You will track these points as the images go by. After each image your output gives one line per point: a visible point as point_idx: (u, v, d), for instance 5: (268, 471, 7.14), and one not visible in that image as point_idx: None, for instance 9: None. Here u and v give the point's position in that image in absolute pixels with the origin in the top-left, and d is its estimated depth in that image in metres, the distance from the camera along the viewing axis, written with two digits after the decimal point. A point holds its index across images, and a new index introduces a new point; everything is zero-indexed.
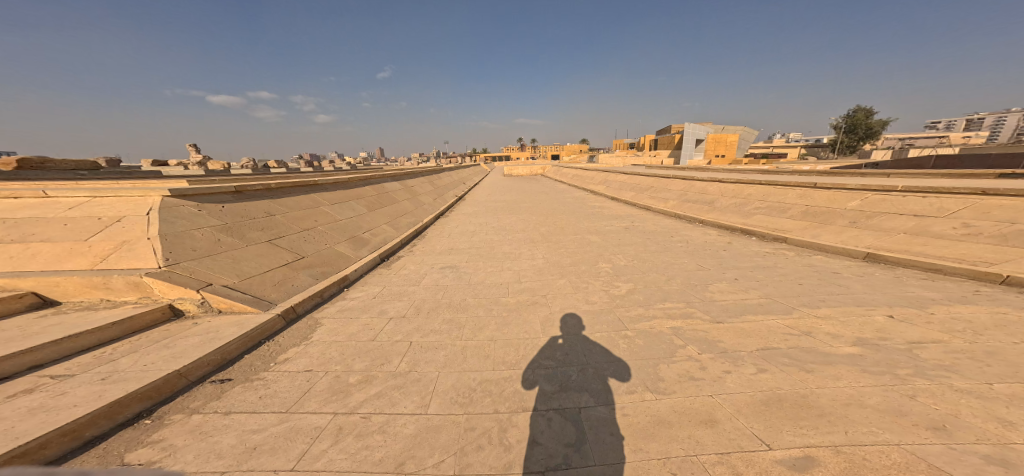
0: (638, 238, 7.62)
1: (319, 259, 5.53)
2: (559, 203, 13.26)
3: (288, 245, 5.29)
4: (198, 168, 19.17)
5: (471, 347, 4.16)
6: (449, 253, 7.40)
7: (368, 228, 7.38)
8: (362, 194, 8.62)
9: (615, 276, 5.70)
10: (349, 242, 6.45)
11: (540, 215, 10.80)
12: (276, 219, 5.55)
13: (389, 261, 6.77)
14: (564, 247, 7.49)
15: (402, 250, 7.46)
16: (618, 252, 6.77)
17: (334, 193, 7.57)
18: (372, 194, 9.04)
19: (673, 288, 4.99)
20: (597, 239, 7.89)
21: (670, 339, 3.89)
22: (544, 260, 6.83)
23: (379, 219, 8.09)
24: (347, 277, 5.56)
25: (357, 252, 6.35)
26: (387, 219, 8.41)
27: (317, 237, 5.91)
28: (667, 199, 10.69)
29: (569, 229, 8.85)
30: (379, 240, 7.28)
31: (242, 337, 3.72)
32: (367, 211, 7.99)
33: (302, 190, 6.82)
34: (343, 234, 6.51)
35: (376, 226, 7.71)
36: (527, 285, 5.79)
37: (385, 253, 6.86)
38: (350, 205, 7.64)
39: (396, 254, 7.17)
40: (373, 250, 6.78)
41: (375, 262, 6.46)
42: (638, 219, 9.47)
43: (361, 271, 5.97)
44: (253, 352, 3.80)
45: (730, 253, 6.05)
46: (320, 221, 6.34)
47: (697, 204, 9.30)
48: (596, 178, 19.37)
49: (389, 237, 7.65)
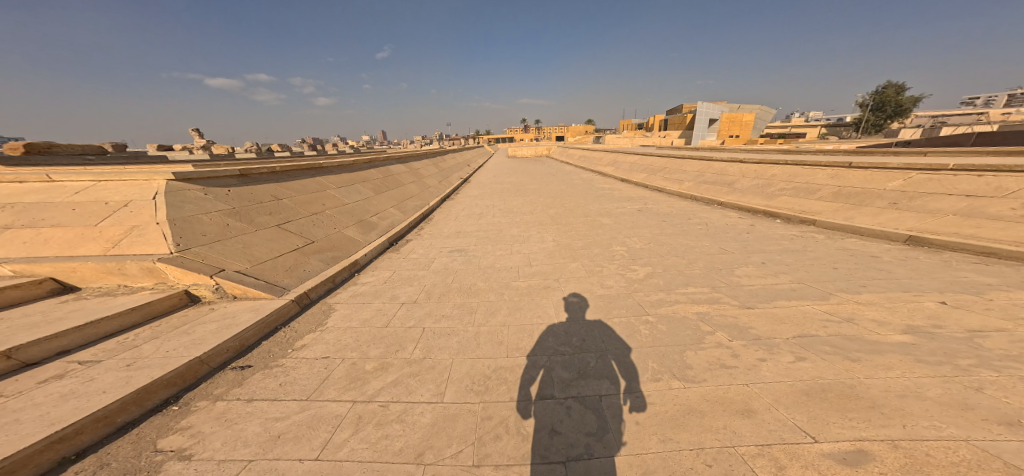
0: (653, 220, 7.36)
1: (330, 243, 5.42)
2: (567, 184, 12.90)
3: (297, 229, 5.17)
4: (203, 153, 19.04)
5: (484, 333, 4.08)
6: (458, 237, 7.23)
7: (376, 212, 7.23)
8: (367, 177, 8.41)
9: (631, 259, 5.51)
10: (357, 226, 6.32)
11: (550, 197, 10.49)
12: (283, 203, 5.40)
13: (398, 245, 6.66)
14: (577, 229, 7.26)
15: (410, 233, 7.32)
16: (634, 235, 6.54)
17: (340, 177, 7.38)
18: (377, 177, 8.83)
19: (693, 272, 4.80)
20: (610, 221, 7.62)
21: (694, 325, 3.74)
22: (555, 242, 6.64)
23: (386, 202, 7.92)
24: (358, 262, 5.47)
25: (365, 236, 6.23)
26: (394, 202, 8.24)
27: (326, 221, 5.77)
28: (682, 180, 10.28)
29: (581, 212, 8.57)
30: (387, 224, 7.14)
31: (259, 323, 3.66)
32: (373, 194, 7.80)
33: (308, 174, 6.64)
34: (351, 218, 6.38)
35: (384, 209, 7.55)
36: (539, 268, 5.64)
37: (393, 237, 6.73)
38: (356, 189, 7.46)
39: (405, 238, 7.04)
40: (382, 234, 6.66)
41: (385, 246, 6.36)
42: (652, 201, 9.13)
43: (371, 255, 5.87)
44: (270, 338, 3.75)
45: (753, 235, 5.80)
46: (328, 204, 6.19)
47: (714, 185, 8.94)
48: (605, 158, 18.77)
49: (397, 220, 7.51)
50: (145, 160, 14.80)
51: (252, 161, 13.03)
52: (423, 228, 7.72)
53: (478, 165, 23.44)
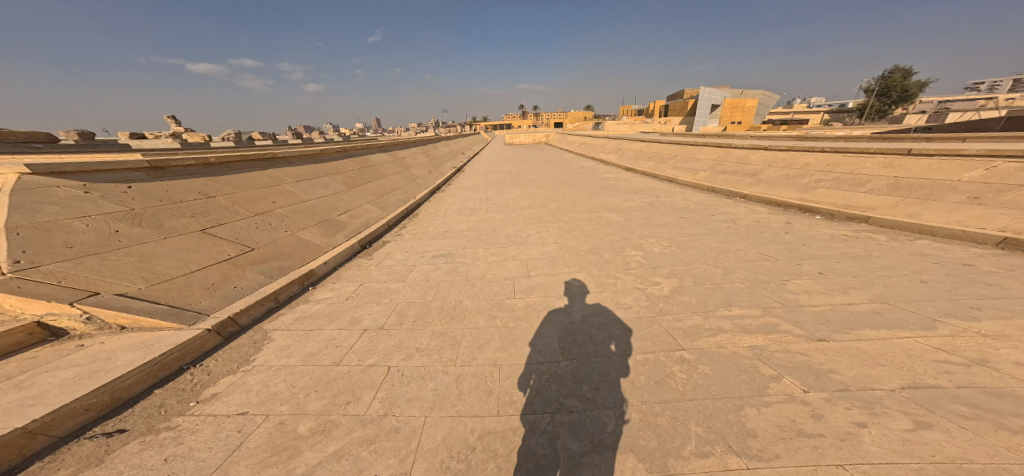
0: (671, 216, 6.32)
1: (276, 250, 4.36)
2: (568, 174, 11.76)
3: (230, 233, 4.10)
4: (173, 141, 17.57)
5: (468, 376, 3.09)
6: (443, 238, 6.15)
7: (347, 207, 6.14)
8: (341, 167, 7.28)
9: (651, 268, 4.49)
10: (320, 227, 5.25)
11: (550, 189, 9.39)
12: (214, 201, 4.29)
13: (371, 248, 5.59)
14: (582, 228, 6.21)
15: (388, 234, 6.25)
16: (650, 236, 5.50)
17: (302, 169, 6.24)
18: (354, 167, 7.67)
19: (734, 287, 3.80)
20: (620, 218, 6.57)
21: (748, 367, 2.75)
22: (556, 245, 5.63)
23: (361, 195, 6.80)
24: (313, 272, 4.42)
25: (328, 238, 5.16)
26: (373, 195, 7.13)
27: (275, 222, 4.70)
28: (696, 168, 9.18)
29: (585, 207, 7.49)
30: (360, 221, 6.05)
31: (146, 366, 2.64)
32: (345, 188, 6.66)
33: (257, 166, 5.51)
34: (311, 216, 5.30)
35: (357, 204, 6.44)
36: (538, 280, 4.63)
37: (365, 238, 5.65)
38: (323, 181, 6.34)
39: (380, 240, 5.96)
40: (352, 235, 5.59)
41: (354, 250, 5.31)
42: (665, 193, 8.05)
43: (335, 263, 4.83)
44: (165, 386, 2.77)
45: (796, 235, 4.79)
46: (280, 201, 5.09)
47: (734, 175, 7.88)
48: (607, 146, 17.54)
49: (373, 217, 6.41)
50: (105, 148, 13.41)
51: (223, 152, 11.78)
52: (404, 227, 6.63)
53: (472, 153, 22.05)
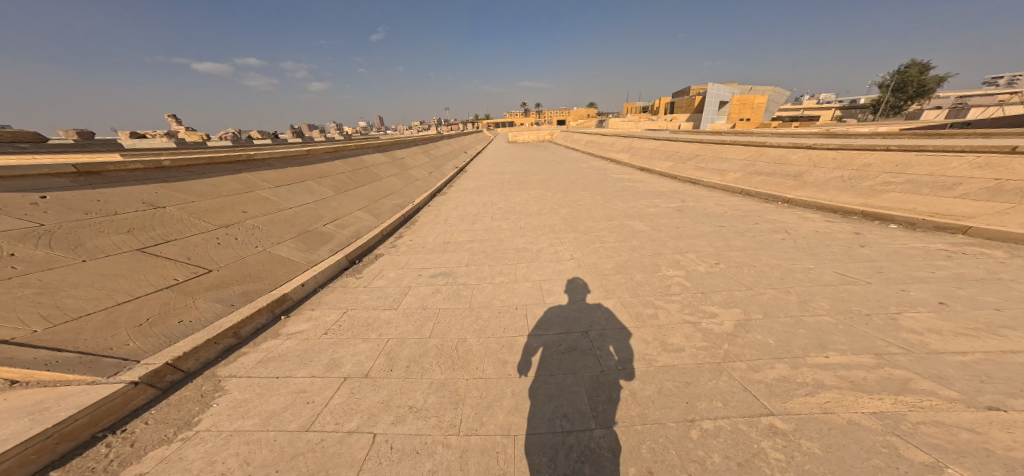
0: (707, 225, 5.43)
1: (242, 270, 3.61)
2: (578, 175, 10.91)
3: (181, 251, 3.36)
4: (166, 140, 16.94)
5: (480, 451, 2.30)
6: (445, 251, 5.39)
7: (335, 215, 5.40)
8: (331, 169, 6.52)
9: (701, 296, 3.69)
10: (300, 239, 4.50)
11: (559, 192, 8.55)
12: (162, 212, 3.55)
13: (361, 264, 4.84)
14: (603, 240, 5.39)
15: (382, 246, 5.49)
16: (687, 251, 4.66)
17: (283, 172, 5.48)
18: (346, 169, 6.90)
19: (821, 324, 2.98)
20: (646, 226, 5.72)
21: (881, 447, 1.94)
22: (575, 261, 4.85)
23: (353, 201, 6.06)
24: (287, 297, 3.66)
25: (310, 253, 4.41)
26: (366, 200, 6.38)
27: (243, 236, 3.96)
28: (722, 168, 8.25)
29: (602, 213, 6.64)
30: (350, 232, 5.30)
31: (36, 441, 1.87)
32: (334, 193, 5.90)
33: (228, 169, 4.75)
34: (290, 226, 4.55)
35: (347, 212, 5.69)
36: (559, 309, 3.84)
37: (355, 252, 4.90)
38: (308, 186, 5.59)
39: (372, 253, 5.20)
40: (339, 247, 4.84)
41: (340, 267, 4.56)
42: (692, 197, 7.13)
43: (315, 284, 4.07)
44: (66, 466, 1.98)
45: (876, 249, 3.92)
46: (252, 211, 4.34)
47: (771, 175, 6.94)
48: (618, 144, 16.61)
49: (365, 226, 5.65)
50: (82, 149, 12.57)
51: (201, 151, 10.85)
52: (400, 237, 5.89)
53: (472, 153, 21.13)
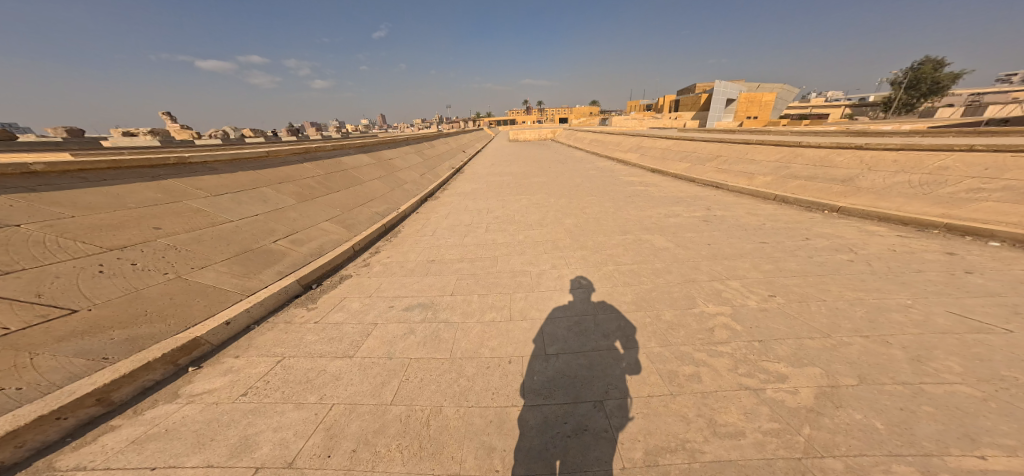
0: (745, 241, 4.44)
1: (133, 308, 2.73)
2: (584, 177, 9.91)
3: (28, 287, 2.44)
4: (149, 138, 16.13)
5: None
6: (429, 275, 4.48)
7: (292, 229, 4.51)
8: (298, 173, 5.62)
9: (759, 347, 2.73)
10: (234, 262, 3.61)
11: (563, 198, 7.57)
12: (14, 231, 2.66)
13: (316, 293, 3.97)
14: (617, 261, 4.45)
15: (348, 267, 4.61)
16: (727, 278, 3.71)
17: (226, 177, 4.59)
18: (317, 172, 6.01)
19: (957, 399, 2.03)
20: (669, 242, 4.75)
21: None
22: (584, 291, 3.92)
23: (319, 210, 5.16)
24: (197, 343, 2.79)
25: (245, 279, 3.53)
26: (337, 208, 5.48)
27: (142, 261, 3.07)
28: (750, 168, 7.16)
29: (613, 224, 5.66)
30: (308, 249, 4.41)
31: None
32: (295, 201, 5.01)
33: (147, 175, 3.87)
34: (220, 245, 3.68)
35: (309, 223, 4.80)
36: (563, 362, 2.93)
37: (310, 277, 4.04)
38: (261, 193, 4.71)
39: (335, 278, 4.33)
40: (287, 270, 3.95)
41: (284, 298, 3.68)
42: (719, 204, 6.10)
43: (243, 324, 3.20)
44: None
45: (992, 282, 2.93)
46: (167, 227, 3.47)
47: (812, 173, 5.83)
48: (625, 142, 15.55)
49: (330, 241, 4.76)
50: (49, 145, 11.65)
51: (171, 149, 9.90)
52: (374, 255, 5.00)
53: (470, 152, 20.09)
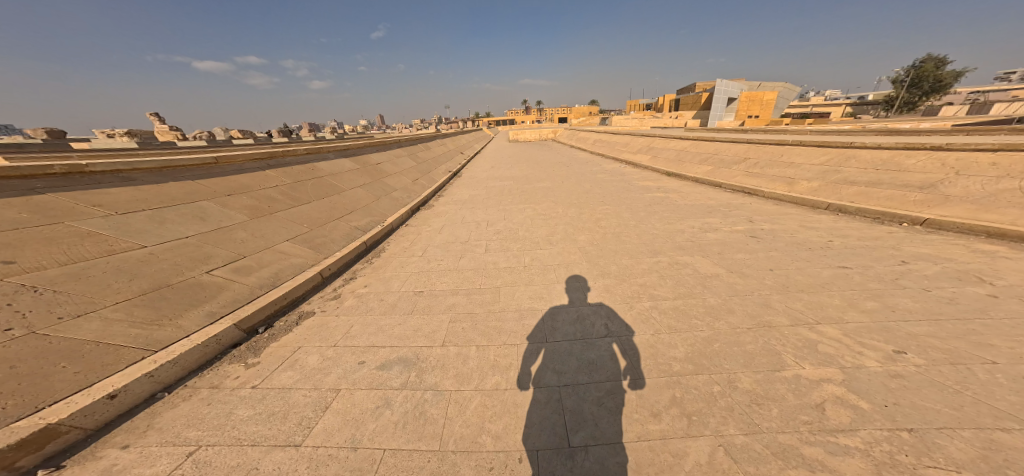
0: (820, 267, 3.50)
1: None
2: (593, 182, 8.99)
3: None
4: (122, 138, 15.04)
5: None
6: (418, 316, 3.55)
7: (236, 253, 3.59)
8: (257, 182, 4.68)
9: (917, 442, 1.79)
10: (137, 304, 2.67)
11: (572, 207, 6.64)
12: None
13: (258, 343, 3.03)
14: (654, 295, 3.53)
15: (309, 302, 3.68)
16: (818, 324, 2.77)
17: (149, 188, 3.63)
18: (283, 180, 5.06)
19: None
20: (718, 268, 3.82)
21: None
22: (611, 343, 3.00)
23: (278, 227, 4.23)
24: (47, 434, 1.85)
25: (150, 328, 2.58)
26: (303, 223, 4.55)
27: None
28: (788, 167, 6.19)
29: (639, 242, 4.72)
30: (256, 280, 3.47)
31: None
32: (247, 217, 4.08)
33: (28, 185, 2.90)
34: (118, 280, 2.74)
35: (264, 245, 3.87)
36: (602, 461, 1.98)
37: (253, 319, 3.12)
38: (198, 208, 3.78)
39: (289, 319, 3.40)
40: (219, 310, 3.01)
41: (211, 352, 2.76)
42: (761, 214, 5.14)
43: (139, 397, 2.27)
44: None
45: None
46: (36, 260, 2.52)
47: (876, 176, 4.90)
48: (632, 143, 14.63)
49: (289, 267, 3.83)
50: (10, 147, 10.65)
51: (134, 152, 8.87)
52: (347, 284, 4.08)
53: (466, 153, 19.09)
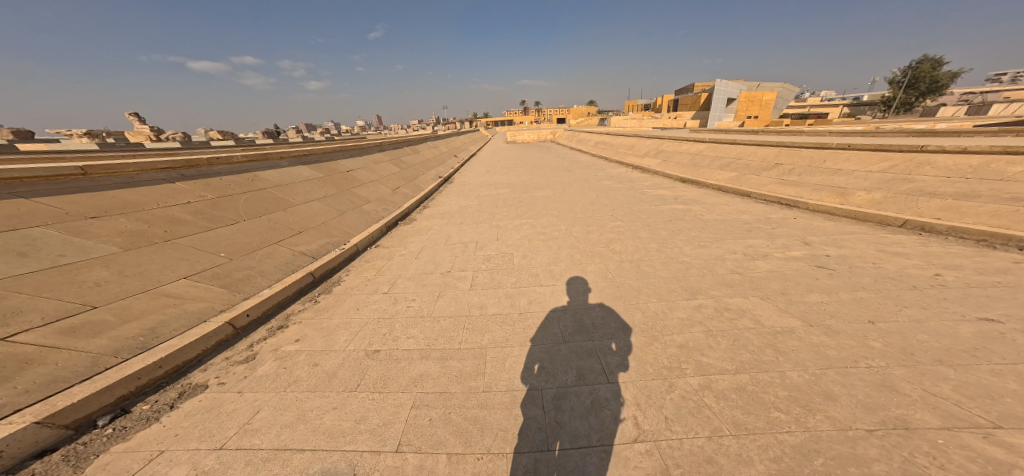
0: (947, 320, 2.48)
1: None
2: (598, 190, 7.96)
3: None
4: (80, 137, 13.78)
5: None
6: (369, 399, 2.49)
7: (77, 304, 2.44)
8: (147, 198, 3.48)
9: None
10: None
11: (578, 223, 5.60)
12: None
13: (84, 449, 1.93)
14: (701, 367, 2.52)
15: (200, 373, 2.59)
16: (999, 432, 1.72)
17: None
18: (204, 193, 3.96)
19: None
20: (788, 320, 2.78)
21: None
22: (644, 457, 1.94)
23: (173, 259, 3.13)
24: None
25: None
26: (217, 251, 3.46)
27: None
28: (836, 174, 5.18)
29: (667, 276, 3.70)
30: (104, 343, 2.36)
31: None
32: (125, 245, 2.97)
33: None
34: None
35: (139, 289, 2.77)
36: None
37: (84, 409, 2.03)
38: (20, 237, 2.56)
39: (157, 401, 2.30)
40: (4, 404, 1.87)
41: None
42: (817, 233, 4.09)
43: None
44: None
45: None
46: None
47: (966, 187, 3.89)
48: (637, 145, 13.62)
49: (175, 319, 2.74)
50: None
51: (63, 155, 7.59)
52: (269, 340, 3.02)
53: (459, 156, 17.98)
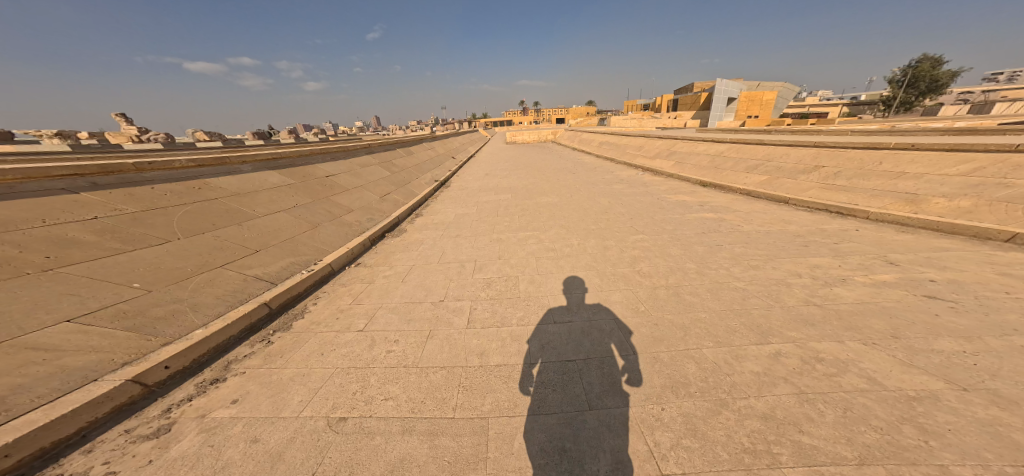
0: None
1: None
2: (609, 195, 7.20)
3: None
4: (50, 136, 12.90)
5: None
6: None
7: None
8: (30, 212, 2.66)
9: None
10: None
11: (593, 236, 4.84)
12: None
13: None
14: (803, 451, 1.75)
15: (79, 458, 1.82)
16: None
17: None
18: (128, 205, 3.18)
19: None
20: (922, 379, 2.02)
21: None
22: None
23: (53, 294, 2.32)
24: None
25: None
26: (128, 281, 2.66)
27: None
28: (898, 179, 4.44)
29: (719, 311, 2.94)
30: None
31: None
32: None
33: None
34: None
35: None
36: None
37: None
38: None
39: None
40: None
41: None
42: (900, 251, 3.34)
43: None
44: None
45: None
46: None
47: None
48: (644, 146, 12.89)
49: (40, 382, 1.94)
50: None
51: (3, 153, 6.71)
52: (194, 402, 2.25)
53: (455, 157, 17.08)
